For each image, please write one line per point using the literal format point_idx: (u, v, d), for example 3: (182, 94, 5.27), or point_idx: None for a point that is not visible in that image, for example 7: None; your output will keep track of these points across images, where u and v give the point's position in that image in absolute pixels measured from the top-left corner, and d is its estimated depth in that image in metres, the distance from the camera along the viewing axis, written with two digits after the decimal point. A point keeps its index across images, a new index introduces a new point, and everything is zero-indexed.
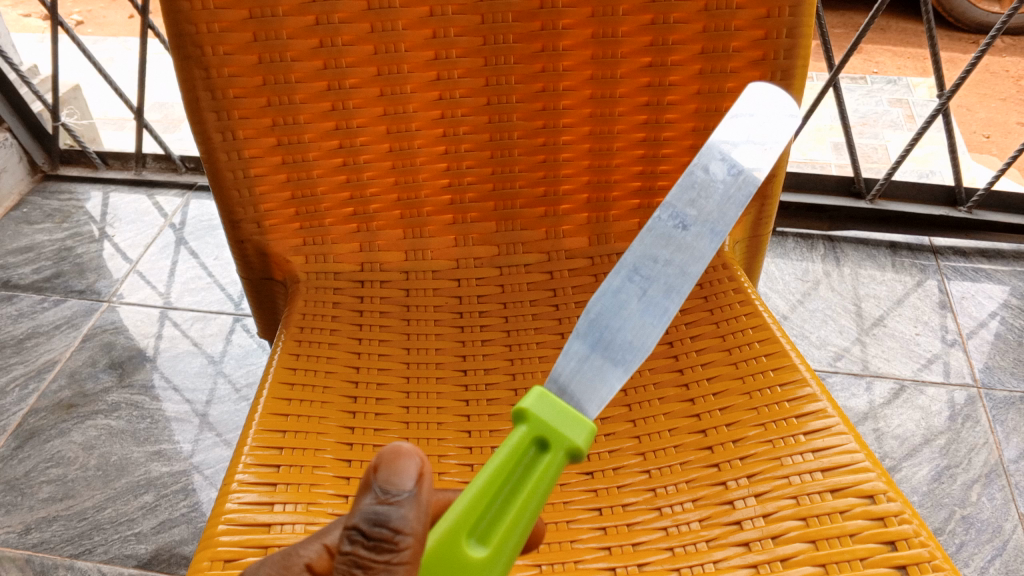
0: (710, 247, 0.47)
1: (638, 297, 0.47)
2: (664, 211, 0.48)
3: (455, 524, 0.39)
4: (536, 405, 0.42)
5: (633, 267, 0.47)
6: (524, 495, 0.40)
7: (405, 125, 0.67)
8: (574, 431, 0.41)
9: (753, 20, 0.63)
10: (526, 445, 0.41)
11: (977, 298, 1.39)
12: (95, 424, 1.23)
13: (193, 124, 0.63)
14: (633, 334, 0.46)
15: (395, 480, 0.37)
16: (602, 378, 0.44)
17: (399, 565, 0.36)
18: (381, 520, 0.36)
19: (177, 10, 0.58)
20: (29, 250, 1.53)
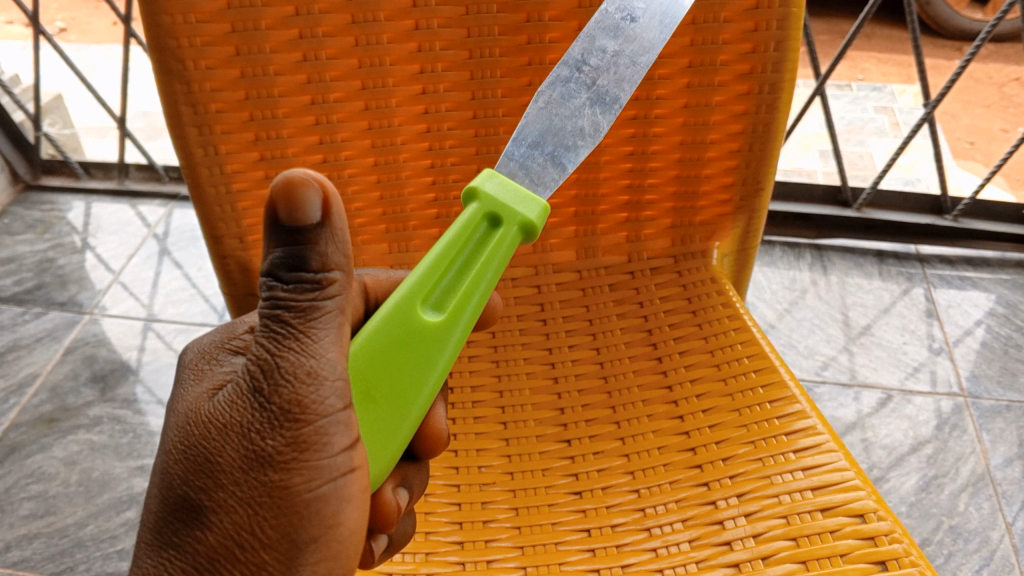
0: (658, 39, 0.51)
1: (586, 89, 0.49)
2: (611, 4, 0.51)
3: (411, 292, 0.43)
4: (487, 185, 0.46)
5: (580, 60, 0.50)
6: (478, 268, 0.45)
7: (390, 139, 0.67)
8: (527, 206, 0.45)
9: (741, 33, 0.63)
10: (479, 221, 0.45)
11: (963, 306, 1.39)
12: (76, 439, 1.22)
13: (174, 138, 0.62)
14: (585, 122, 0.48)
15: (299, 215, 0.37)
16: (554, 164, 0.47)
17: (326, 302, 0.39)
18: (298, 263, 0.38)
19: (158, 24, 0.57)
20: (10, 261, 1.52)
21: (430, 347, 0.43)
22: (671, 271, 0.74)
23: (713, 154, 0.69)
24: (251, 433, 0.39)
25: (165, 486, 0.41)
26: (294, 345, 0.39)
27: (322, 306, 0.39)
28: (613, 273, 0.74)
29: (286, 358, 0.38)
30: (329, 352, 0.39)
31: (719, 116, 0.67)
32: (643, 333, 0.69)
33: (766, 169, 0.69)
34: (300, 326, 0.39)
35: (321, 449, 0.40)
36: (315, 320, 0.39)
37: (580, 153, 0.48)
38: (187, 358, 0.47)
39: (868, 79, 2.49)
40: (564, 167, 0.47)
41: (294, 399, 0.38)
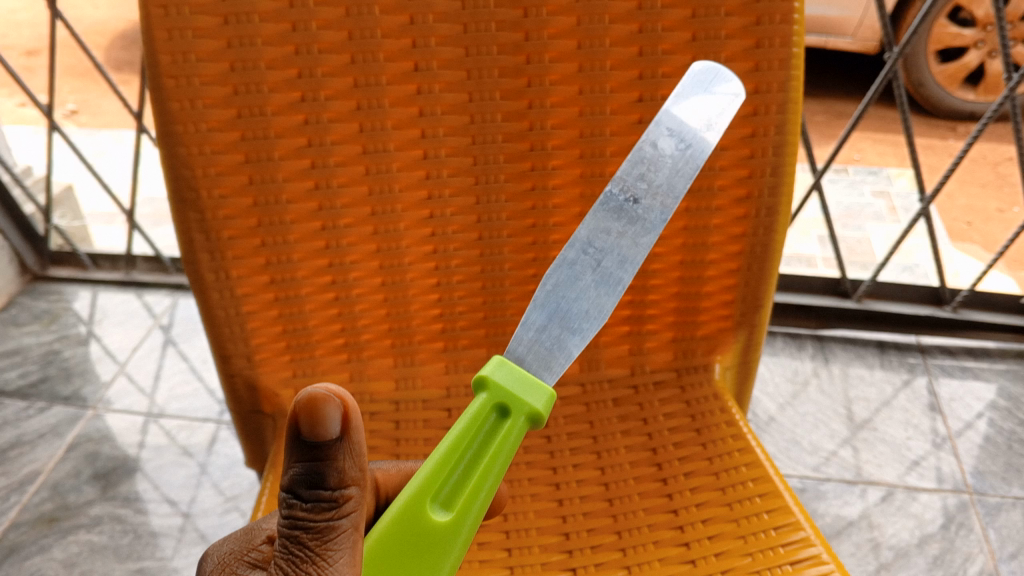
0: (659, 220, 0.49)
1: (591, 269, 0.49)
2: (615, 185, 0.50)
3: (419, 489, 0.43)
4: (496, 374, 0.45)
5: (586, 242, 0.49)
6: (487, 460, 0.44)
7: (397, 260, 0.68)
8: (534, 395, 0.44)
9: (737, 160, 0.65)
10: (488, 411, 0.45)
11: (965, 399, 1.39)
12: (76, 539, 1.21)
13: (186, 264, 0.63)
14: (589, 303, 0.48)
15: (319, 433, 0.40)
16: (560, 348, 0.47)
17: (341, 521, 0.40)
18: (317, 481, 0.40)
19: (175, 157, 0.58)
20: (15, 353, 1.52)
21: (438, 548, 0.42)
22: (675, 385, 0.75)
23: (713, 272, 0.70)
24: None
25: None
26: (311, 567, 0.40)
27: (339, 526, 0.40)
28: (616, 387, 0.75)
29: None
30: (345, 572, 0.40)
31: (718, 238, 0.68)
32: (647, 451, 0.69)
33: (765, 287, 0.70)
34: (317, 548, 0.40)
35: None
36: (331, 541, 0.40)
37: (586, 335, 0.48)
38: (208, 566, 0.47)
39: None
40: (570, 351, 0.47)
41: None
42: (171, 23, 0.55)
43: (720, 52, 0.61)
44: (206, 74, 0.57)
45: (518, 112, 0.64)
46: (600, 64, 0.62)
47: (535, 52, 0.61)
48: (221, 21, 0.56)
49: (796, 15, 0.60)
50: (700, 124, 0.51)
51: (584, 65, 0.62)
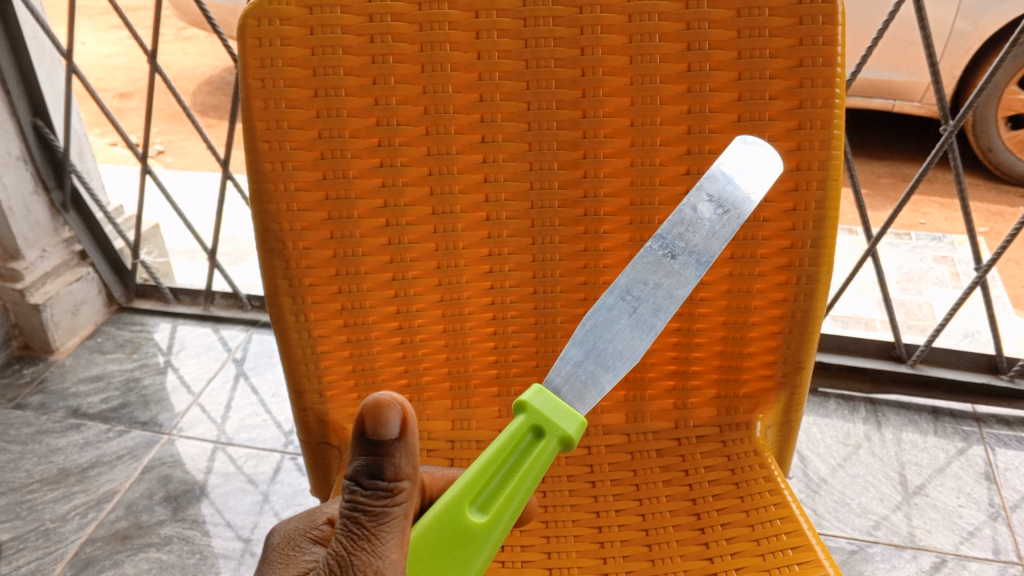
0: (694, 275, 0.55)
1: (628, 314, 0.55)
2: (656, 241, 0.56)
3: (460, 493, 0.48)
4: (535, 399, 0.51)
5: (625, 289, 0.55)
6: (520, 473, 0.49)
7: (459, 309, 0.74)
8: (566, 421, 0.50)
9: (779, 231, 0.69)
10: (524, 431, 0.50)
11: (1021, 469, 1.38)
12: (146, 557, 1.28)
13: (270, 306, 0.70)
14: (622, 344, 0.54)
15: (381, 430, 0.45)
16: (593, 382, 0.53)
17: (394, 508, 0.45)
18: (376, 471, 0.45)
19: (265, 212, 0.66)
20: (99, 379, 1.63)
21: (472, 546, 0.48)
22: (716, 440, 0.78)
23: (755, 333, 0.74)
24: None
25: None
26: (365, 544, 0.45)
27: (392, 511, 0.45)
28: (659, 439, 0.79)
29: (358, 555, 0.45)
30: (394, 551, 0.45)
31: (760, 302, 0.72)
32: (686, 501, 0.73)
33: (805, 349, 0.73)
34: (372, 528, 0.45)
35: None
36: (385, 523, 0.45)
37: (617, 373, 0.53)
38: (272, 541, 0.54)
39: (929, 226, 2.61)
40: (602, 384, 0.53)
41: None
42: (267, 94, 0.63)
43: (763, 131, 0.66)
44: (297, 139, 0.65)
45: (574, 180, 0.70)
46: (650, 139, 0.68)
47: (592, 127, 0.68)
48: (311, 93, 0.64)
49: (835, 99, 0.64)
50: (738, 193, 0.57)
51: (636, 139, 0.68)
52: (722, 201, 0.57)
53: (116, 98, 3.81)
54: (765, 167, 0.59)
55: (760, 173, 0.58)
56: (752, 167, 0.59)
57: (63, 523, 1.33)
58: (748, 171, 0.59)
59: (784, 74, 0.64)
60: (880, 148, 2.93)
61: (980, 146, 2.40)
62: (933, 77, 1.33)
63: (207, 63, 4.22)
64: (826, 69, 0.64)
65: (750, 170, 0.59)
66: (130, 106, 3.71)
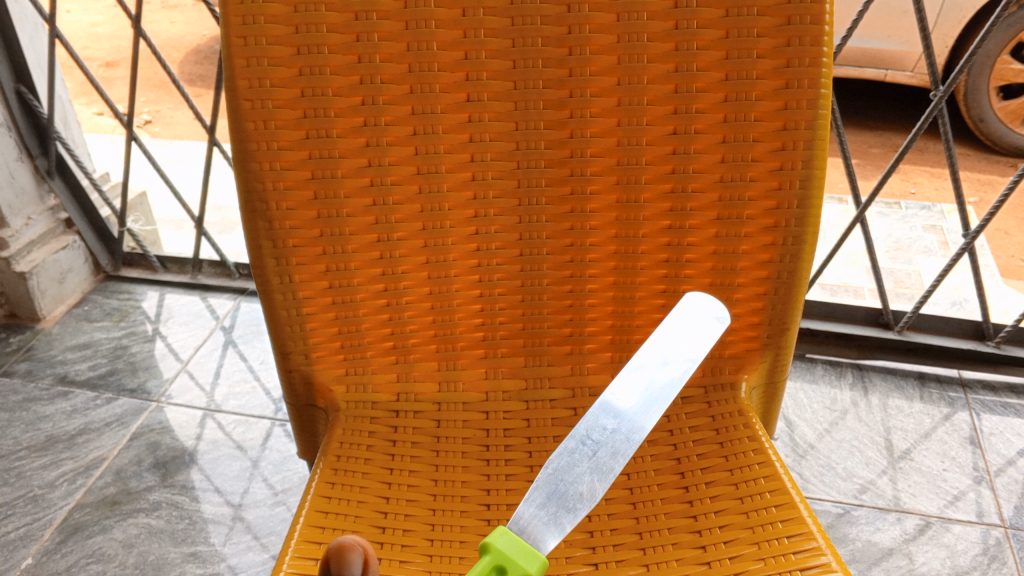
0: (652, 419, 0.50)
1: (588, 458, 0.49)
2: (611, 392, 0.52)
3: None
4: (498, 540, 0.43)
5: (584, 434, 0.50)
6: None
7: (445, 272, 0.74)
8: (529, 559, 0.42)
9: (766, 192, 0.68)
10: (486, 573, 0.42)
11: (1006, 434, 1.39)
12: (136, 522, 1.28)
13: (255, 267, 0.70)
14: (584, 486, 0.47)
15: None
16: (555, 522, 0.46)
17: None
18: None
19: (248, 171, 0.65)
20: (86, 347, 1.62)
21: None
22: (701, 401, 0.78)
23: (742, 295, 0.73)
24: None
25: None
26: None
27: None
28: None
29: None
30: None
31: (746, 263, 0.72)
32: (671, 461, 0.74)
33: (791, 310, 0.73)
34: None
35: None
36: None
37: (579, 516, 0.46)
38: None
39: (919, 196, 2.61)
40: (564, 527, 0.46)
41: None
42: (249, 52, 0.62)
43: (750, 91, 0.65)
44: (279, 99, 0.64)
45: (560, 140, 0.69)
46: (637, 99, 0.67)
47: (579, 86, 0.67)
48: (294, 51, 0.63)
49: (823, 58, 0.63)
50: (692, 339, 0.54)
51: (623, 99, 0.67)
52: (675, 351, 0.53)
53: (102, 66, 3.77)
54: (703, 330, 0.55)
55: (701, 336, 0.54)
56: (693, 330, 0.55)
57: (51, 490, 1.33)
58: (687, 334, 0.55)
59: (773, 32, 0.63)
60: (872, 118, 2.93)
61: (971, 115, 2.39)
62: (924, 43, 1.31)
63: (193, 32, 4.16)
64: (814, 27, 0.63)
65: (690, 333, 0.55)
66: (116, 75, 3.66)
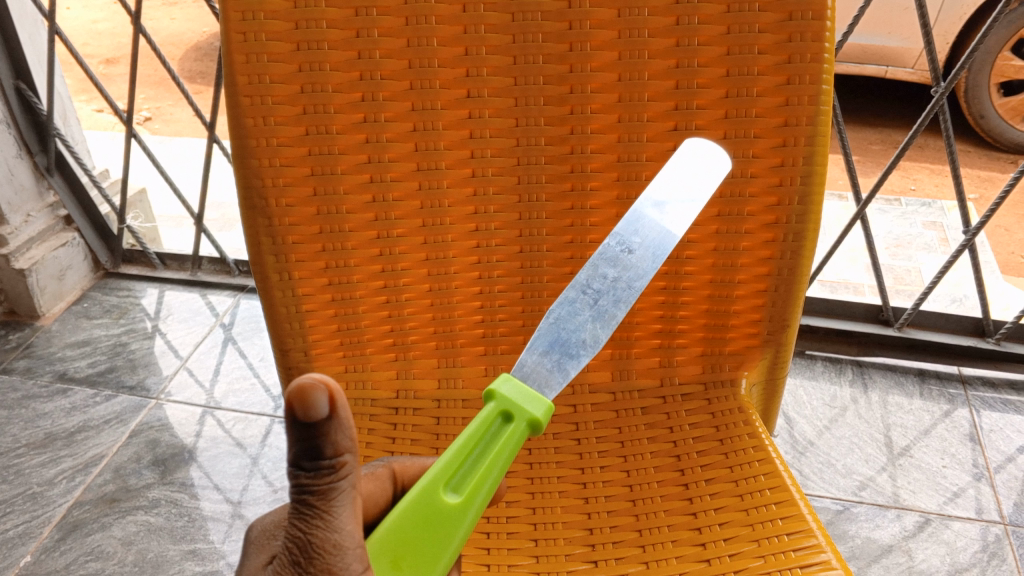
0: (651, 268, 0.55)
1: (589, 306, 0.55)
2: (613, 238, 0.57)
3: (434, 478, 0.49)
4: (502, 388, 0.52)
5: (585, 284, 0.55)
6: (492, 455, 0.50)
7: (444, 268, 0.73)
8: (533, 405, 0.50)
9: (766, 187, 0.68)
10: (494, 417, 0.51)
11: (1005, 431, 1.40)
12: (135, 520, 1.28)
13: (254, 264, 0.69)
14: (586, 334, 0.54)
15: (311, 413, 0.41)
16: (560, 368, 0.53)
17: (341, 483, 0.43)
18: (315, 453, 0.42)
19: (247, 167, 0.65)
20: (86, 344, 1.62)
21: (446, 525, 0.48)
22: (701, 398, 0.78)
23: (741, 292, 0.73)
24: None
25: None
26: (320, 521, 0.43)
27: (338, 486, 0.43)
28: (645, 397, 0.79)
29: (315, 533, 0.43)
30: (356, 523, 0.45)
31: (747, 260, 0.71)
32: (671, 458, 0.73)
33: (791, 306, 0.73)
34: (322, 506, 0.43)
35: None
36: (333, 499, 0.43)
37: (582, 361, 0.53)
38: (251, 533, 0.51)
39: (919, 193, 2.61)
40: (567, 371, 0.53)
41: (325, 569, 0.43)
42: (249, 48, 0.62)
43: (751, 87, 0.65)
44: (279, 94, 0.64)
45: (560, 137, 0.69)
46: (638, 95, 0.67)
47: (579, 82, 0.67)
48: (294, 47, 0.63)
49: (824, 54, 0.63)
50: (687, 192, 0.59)
51: (623, 95, 0.67)
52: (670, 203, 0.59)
53: (102, 63, 3.76)
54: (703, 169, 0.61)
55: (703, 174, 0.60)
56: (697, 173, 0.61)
57: (50, 487, 1.33)
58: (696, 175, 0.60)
59: (774, 28, 0.63)
60: (871, 115, 2.93)
61: (972, 113, 2.41)
62: (925, 39, 1.31)
63: (193, 28, 4.16)
64: (815, 24, 0.63)
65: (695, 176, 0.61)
66: (116, 72, 3.66)
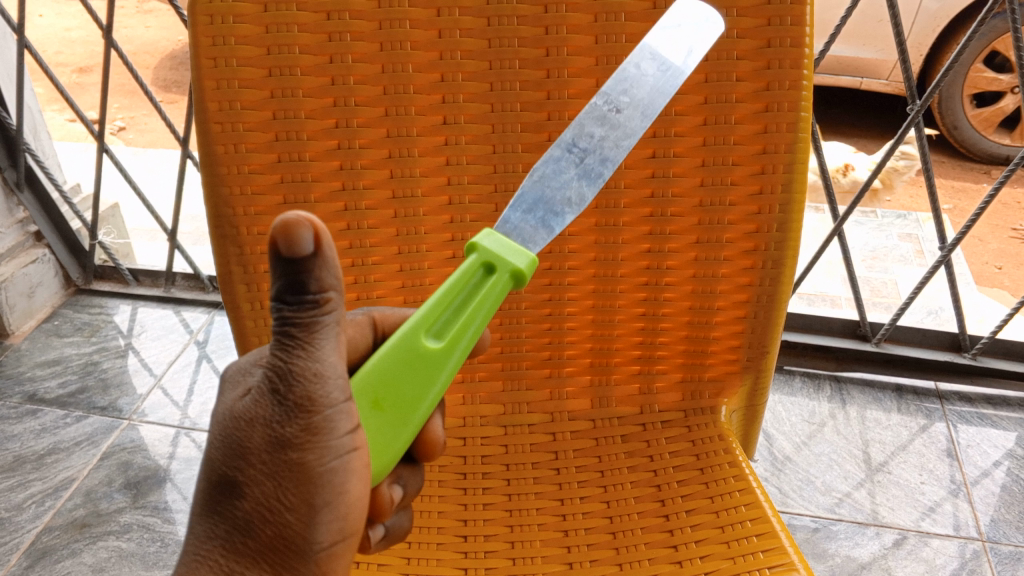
0: (640, 128, 0.55)
1: (575, 166, 0.54)
2: (600, 98, 0.56)
3: (414, 325, 0.51)
4: (484, 240, 0.52)
5: (571, 143, 0.55)
6: (472, 305, 0.51)
7: (421, 295, 0.72)
8: (515, 257, 0.51)
9: (746, 215, 0.68)
10: (475, 270, 0.52)
11: (982, 446, 1.40)
12: (106, 545, 1.25)
13: (225, 295, 0.68)
14: (572, 193, 0.54)
15: (295, 249, 0.42)
16: (544, 225, 0.53)
17: (325, 317, 0.45)
18: (299, 287, 0.44)
19: (218, 195, 0.64)
20: (56, 363, 1.59)
21: (428, 369, 0.51)
22: (681, 425, 0.76)
23: (721, 318, 0.72)
24: (269, 426, 0.46)
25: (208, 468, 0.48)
26: (301, 351, 0.45)
27: (322, 320, 0.45)
28: (624, 424, 0.77)
29: (296, 363, 0.45)
30: (339, 361, 0.47)
31: (726, 287, 0.71)
32: (652, 487, 0.72)
33: (770, 333, 0.72)
34: (304, 337, 0.45)
35: (328, 459, 0.47)
36: (316, 330, 0.45)
37: (567, 220, 0.53)
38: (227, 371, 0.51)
39: (894, 204, 2.63)
40: (553, 228, 0.53)
41: (305, 395, 0.45)
42: (220, 74, 0.61)
43: (729, 114, 0.65)
44: (250, 121, 0.62)
45: (538, 163, 0.68)
46: None
47: (556, 109, 0.66)
48: (266, 73, 0.61)
49: (803, 82, 0.63)
50: (680, 52, 0.57)
51: None
52: (663, 59, 0.57)
53: (75, 72, 3.71)
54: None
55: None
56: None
57: (19, 512, 1.30)
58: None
59: (752, 55, 0.63)
60: (846, 126, 2.95)
61: (946, 123, 2.43)
62: (900, 56, 1.32)
63: (168, 37, 4.12)
64: (794, 50, 0.62)
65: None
66: (89, 82, 3.62)
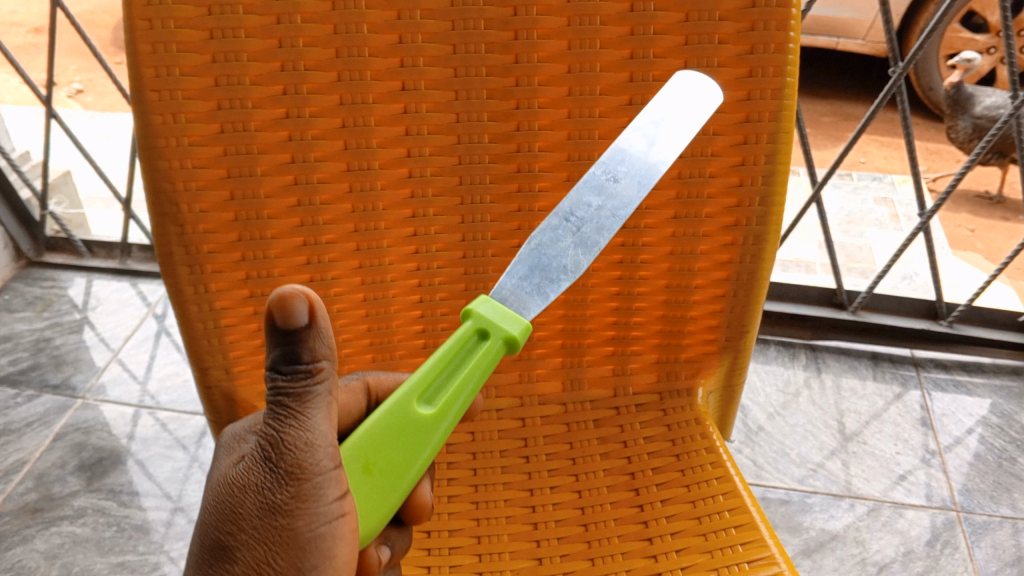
0: (636, 198, 0.51)
1: (572, 234, 0.51)
2: (598, 169, 0.53)
3: (407, 389, 0.49)
4: (481, 306, 0.50)
5: (568, 212, 0.52)
6: (466, 372, 0.49)
7: (380, 276, 0.68)
8: (511, 323, 0.49)
9: (725, 188, 0.64)
10: (470, 335, 0.50)
11: (957, 414, 1.39)
12: (59, 531, 1.21)
13: (165, 276, 0.62)
14: (568, 260, 0.51)
15: (290, 320, 0.43)
16: (539, 293, 0.50)
17: (318, 386, 0.44)
18: (293, 357, 0.44)
19: (155, 170, 0.58)
20: (6, 339, 1.52)
21: (419, 438, 0.48)
22: (656, 408, 0.73)
23: (699, 297, 0.69)
24: (261, 493, 0.44)
25: (202, 539, 0.46)
26: (292, 421, 0.44)
27: (314, 390, 0.44)
28: (598, 408, 0.74)
29: (287, 431, 0.44)
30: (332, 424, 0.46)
31: (704, 264, 0.67)
32: (626, 476, 0.69)
33: (750, 313, 0.68)
34: (297, 407, 0.44)
35: (316, 528, 0.44)
36: (309, 401, 0.44)
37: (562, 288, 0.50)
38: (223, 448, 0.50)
39: (869, 165, 2.61)
40: (548, 297, 0.50)
41: (295, 462, 0.44)
42: (154, 36, 0.55)
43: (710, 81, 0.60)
44: (189, 89, 0.57)
45: (505, 134, 0.63)
46: (589, 88, 0.61)
47: (525, 75, 0.61)
48: (206, 35, 0.56)
49: (790, 45, 0.58)
50: (675, 116, 0.54)
51: (573, 88, 0.62)
52: (655, 132, 0.54)
53: None
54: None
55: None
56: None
57: None
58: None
59: (736, 15, 0.58)
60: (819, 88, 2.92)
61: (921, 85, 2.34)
62: (884, 17, 1.27)
63: None
64: (780, 11, 0.58)
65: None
66: None
